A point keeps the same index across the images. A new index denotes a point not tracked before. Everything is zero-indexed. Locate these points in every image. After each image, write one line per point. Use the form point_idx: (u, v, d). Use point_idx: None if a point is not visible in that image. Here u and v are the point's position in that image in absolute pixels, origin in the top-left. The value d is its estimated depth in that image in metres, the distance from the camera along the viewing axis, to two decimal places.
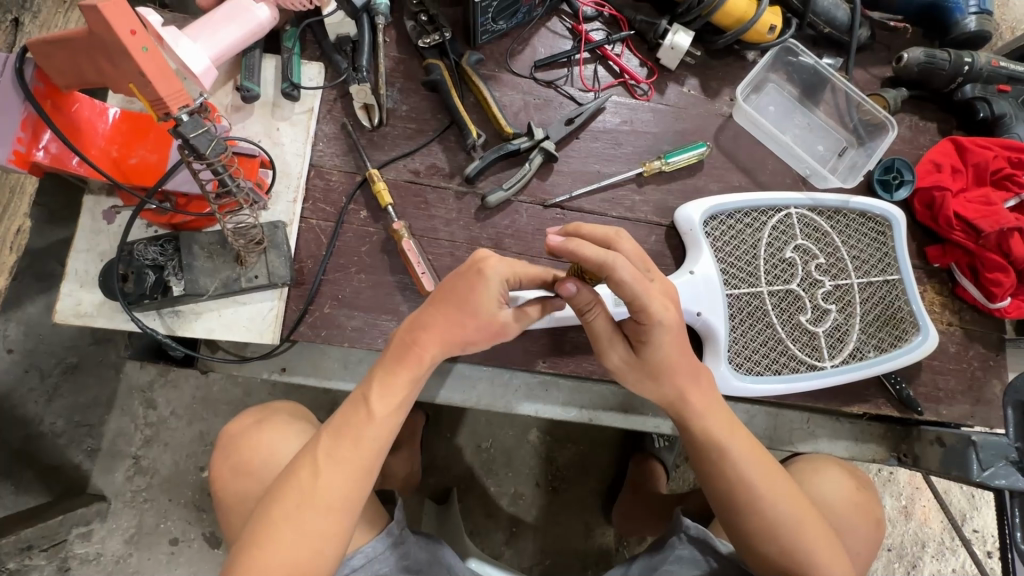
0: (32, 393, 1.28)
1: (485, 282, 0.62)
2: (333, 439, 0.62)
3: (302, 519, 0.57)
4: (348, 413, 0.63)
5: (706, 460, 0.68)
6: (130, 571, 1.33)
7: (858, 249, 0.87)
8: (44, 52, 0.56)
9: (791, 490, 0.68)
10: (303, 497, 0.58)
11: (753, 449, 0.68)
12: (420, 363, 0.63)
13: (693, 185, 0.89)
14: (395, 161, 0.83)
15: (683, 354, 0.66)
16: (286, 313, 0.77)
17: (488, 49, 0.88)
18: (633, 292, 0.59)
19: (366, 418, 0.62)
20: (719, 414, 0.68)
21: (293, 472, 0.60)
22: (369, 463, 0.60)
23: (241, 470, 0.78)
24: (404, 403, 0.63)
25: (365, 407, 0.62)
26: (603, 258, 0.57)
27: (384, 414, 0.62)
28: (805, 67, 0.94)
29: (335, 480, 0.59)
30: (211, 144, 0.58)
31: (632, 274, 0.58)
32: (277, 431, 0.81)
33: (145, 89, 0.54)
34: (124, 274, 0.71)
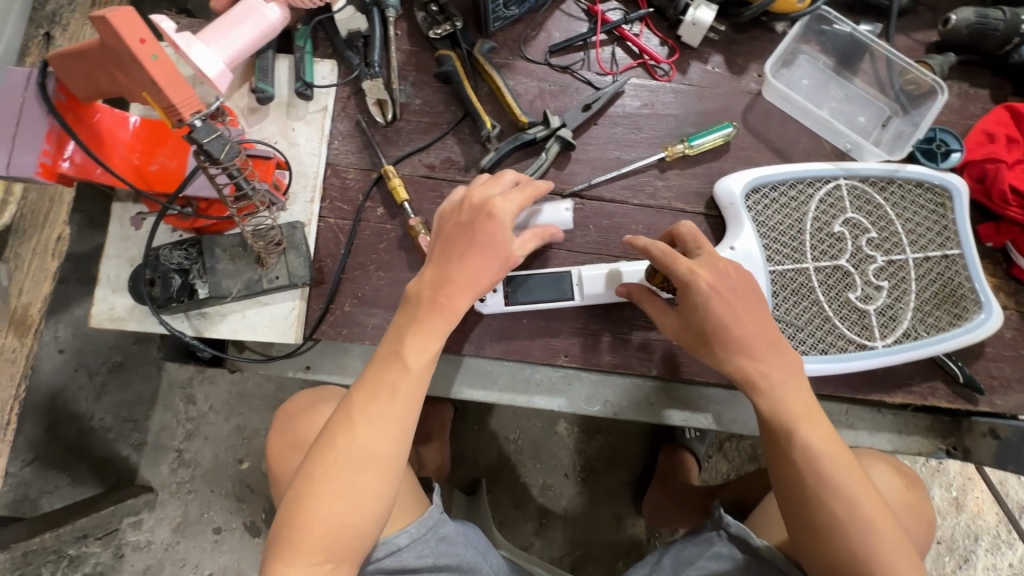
0: (83, 390, 1.37)
1: (500, 224, 0.63)
2: (357, 394, 0.59)
3: (345, 478, 0.57)
4: (374, 368, 0.61)
5: (774, 443, 0.64)
6: (179, 558, 1.40)
7: (914, 222, 0.81)
8: (62, 64, 0.57)
9: (867, 485, 0.61)
10: (337, 450, 0.57)
11: (825, 433, 0.63)
12: (431, 310, 0.61)
13: (719, 168, 0.85)
14: (410, 156, 0.83)
15: (755, 324, 0.65)
16: (308, 313, 0.78)
17: (501, 36, 0.86)
18: (676, 269, 0.66)
19: (390, 371, 0.60)
20: (798, 399, 0.64)
21: (328, 432, 0.58)
22: (394, 409, 0.59)
23: (295, 443, 0.78)
24: (420, 351, 0.60)
25: (388, 360, 0.60)
26: (653, 247, 0.67)
27: (406, 365, 0.60)
28: (840, 35, 0.87)
29: (366, 434, 0.58)
30: (225, 148, 0.58)
31: (683, 266, 0.65)
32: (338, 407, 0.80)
33: (157, 97, 0.55)
34: (151, 279, 0.73)
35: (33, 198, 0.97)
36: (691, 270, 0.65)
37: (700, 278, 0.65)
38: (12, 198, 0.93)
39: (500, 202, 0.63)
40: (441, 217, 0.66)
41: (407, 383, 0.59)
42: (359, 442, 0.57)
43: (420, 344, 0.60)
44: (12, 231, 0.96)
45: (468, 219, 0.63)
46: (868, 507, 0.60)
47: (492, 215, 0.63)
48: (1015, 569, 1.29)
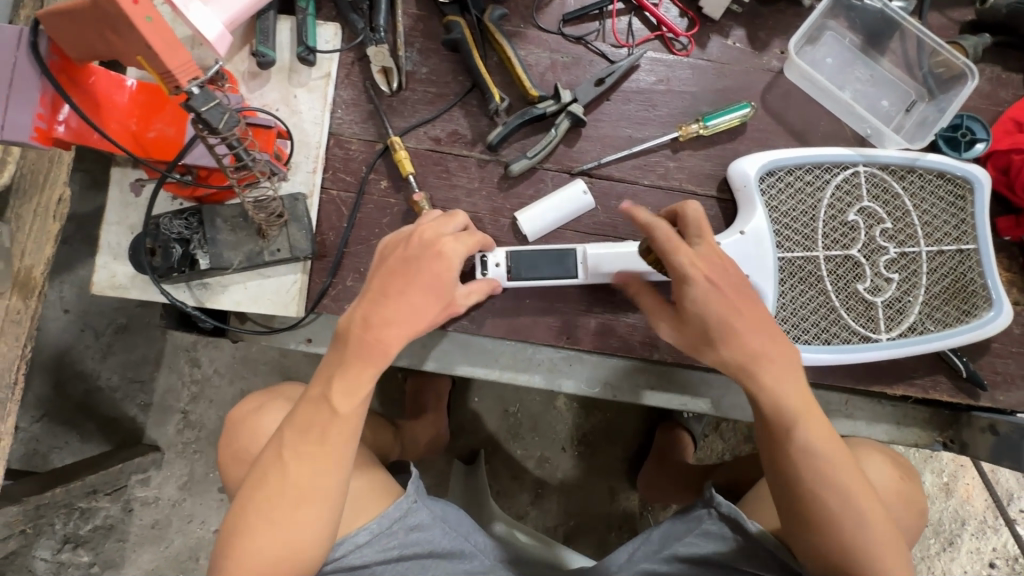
0: (89, 350, 1.39)
1: (446, 261, 0.61)
2: (284, 436, 0.63)
3: (276, 512, 0.61)
4: (303, 409, 0.63)
5: (771, 439, 0.63)
6: (185, 514, 1.45)
7: (930, 214, 0.79)
8: (55, 24, 0.54)
9: (856, 476, 0.62)
10: (269, 488, 0.61)
11: (819, 426, 0.62)
12: (362, 353, 0.60)
13: (733, 151, 0.82)
14: (415, 128, 0.80)
15: (755, 320, 0.62)
16: (310, 286, 0.77)
17: (513, 2, 0.82)
18: (670, 256, 0.62)
19: (319, 414, 0.62)
20: (793, 390, 0.62)
21: (261, 470, 0.62)
22: (322, 450, 0.61)
23: (239, 454, 0.84)
24: (347, 398, 0.61)
25: (316, 404, 0.62)
26: (649, 227, 0.63)
27: (333, 411, 0.61)
28: (870, 11, 0.82)
29: (293, 473, 0.61)
30: (224, 117, 0.56)
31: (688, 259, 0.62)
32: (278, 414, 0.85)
33: (153, 62, 0.52)
34: (151, 248, 0.71)
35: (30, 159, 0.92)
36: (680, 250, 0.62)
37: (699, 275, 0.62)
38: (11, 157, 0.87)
39: (450, 244, 0.62)
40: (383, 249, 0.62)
41: (336, 426, 0.62)
42: (286, 481, 0.61)
43: (347, 390, 0.61)
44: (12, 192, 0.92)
45: (416, 255, 0.61)
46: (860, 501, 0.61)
47: (440, 253, 0.62)
48: (998, 553, 1.32)
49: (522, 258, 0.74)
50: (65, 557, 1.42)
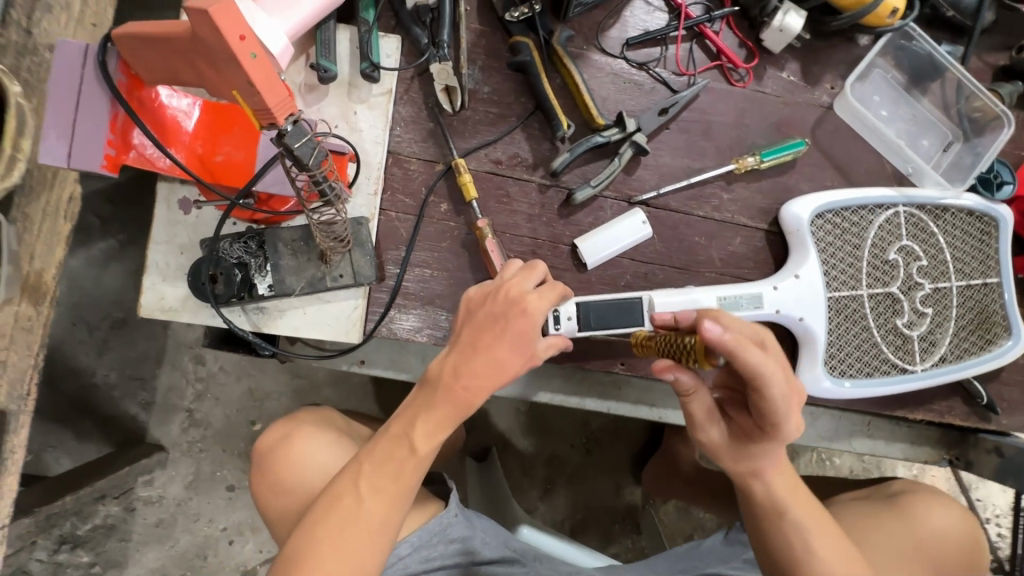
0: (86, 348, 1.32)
1: (532, 321, 0.64)
2: (362, 465, 0.64)
3: (338, 547, 0.61)
4: (384, 443, 0.65)
5: (759, 514, 0.69)
6: (191, 513, 1.43)
7: (960, 250, 0.85)
8: (134, 47, 0.50)
9: (837, 549, 0.66)
10: (338, 517, 0.62)
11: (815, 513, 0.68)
12: (447, 400, 0.63)
13: (783, 184, 0.85)
14: (476, 150, 0.78)
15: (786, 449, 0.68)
16: (370, 311, 0.75)
17: (577, 22, 0.80)
18: (773, 395, 0.59)
19: (397, 451, 0.64)
20: (782, 481, 0.68)
21: (333, 495, 0.63)
22: (394, 487, 0.63)
23: (276, 488, 0.80)
24: (428, 439, 0.64)
25: (397, 440, 0.64)
26: (764, 374, 0.57)
27: (413, 449, 0.64)
28: (918, 53, 0.85)
29: (366, 505, 0.63)
30: (315, 153, 0.52)
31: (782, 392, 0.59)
32: (310, 439, 0.81)
33: (251, 99, 0.50)
34: (211, 274, 0.69)
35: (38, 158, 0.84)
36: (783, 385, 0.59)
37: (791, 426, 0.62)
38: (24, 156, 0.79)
39: (535, 300, 0.65)
40: (470, 302, 0.65)
41: (411, 464, 0.64)
42: (358, 511, 0.62)
43: (429, 434, 0.63)
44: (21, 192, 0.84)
45: (502, 312, 0.64)
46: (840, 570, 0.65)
47: (525, 310, 0.64)
48: None
49: (590, 310, 0.74)
50: (64, 558, 1.38)
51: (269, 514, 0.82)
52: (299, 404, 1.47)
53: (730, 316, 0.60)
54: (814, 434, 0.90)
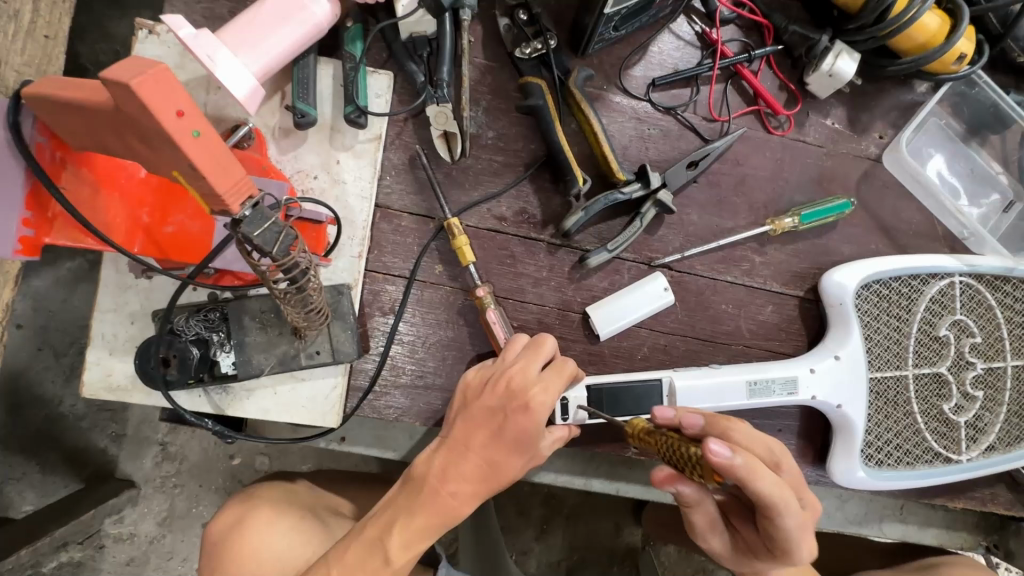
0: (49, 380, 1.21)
1: (533, 419, 0.50)
2: (325, 575, 0.48)
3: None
4: (352, 550, 0.49)
5: None
6: (165, 551, 1.34)
7: (1017, 327, 0.76)
8: (51, 112, 0.40)
9: None
10: None
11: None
12: (432, 507, 0.49)
13: (823, 247, 0.75)
14: (478, 204, 0.68)
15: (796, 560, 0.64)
16: (351, 390, 0.66)
17: (597, 59, 0.70)
18: (786, 525, 0.50)
19: (369, 562, 0.48)
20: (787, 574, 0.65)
21: None
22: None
23: None
24: (408, 551, 0.49)
25: (369, 549, 0.48)
26: (776, 504, 0.48)
27: (387, 562, 0.48)
28: (982, 101, 0.75)
29: None
30: (281, 240, 0.43)
31: (795, 521, 0.50)
32: (267, 529, 0.65)
33: (197, 182, 0.39)
34: (165, 356, 0.58)
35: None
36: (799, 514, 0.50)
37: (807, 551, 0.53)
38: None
39: (540, 395, 0.50)
40: (469, 388, 0.54)
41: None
42: None
43: (408, 544, 0.48)
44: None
45: (499, 404, 0.51)
46: None
47: (526, 406, 0.50)
48: None
49: (604, 394, 0.65)
50: None
51: None
52: (282, 437, 1.38)
53: (746, 431, 0.50)
54: (842, 518, 0.82)
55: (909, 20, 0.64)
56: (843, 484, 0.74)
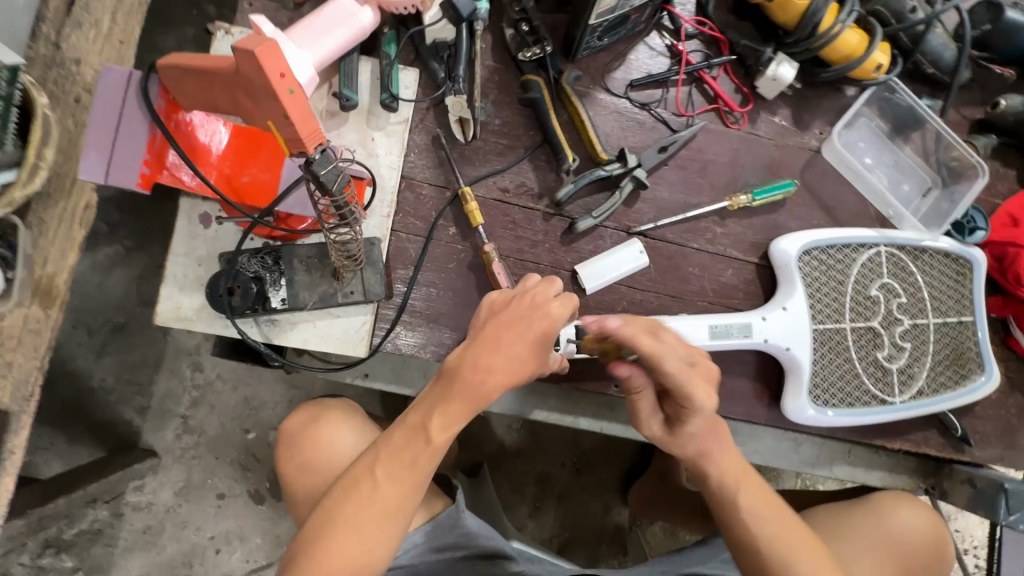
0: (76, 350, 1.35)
1: (549, 316, 0.63)
2: (379, 452, 0.66)
3: (362, 536, 0.64)
4: (401, 431, 0.66)
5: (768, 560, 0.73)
6: (180, 520, 1.43)
7: (938, 289, 0.91)
8: (177, 76, 0.55)
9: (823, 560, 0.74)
10: (351, 505, 0.64)
11: (764, 502, 0.75)
12: (463, 393, 0.63)
13: (773, 221, 0.90)
14: (485, 178, 0.83)
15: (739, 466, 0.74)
16: (377, 327, 0.78)
17: (585, 63, 0.85)
18: (698, 406, 0.64)
19: (413, 440, 0.65)
20: (734, 469, 0.75)
21: (349, 480, 0.66)
22: (413, 473, 0.65)
23: (304, 467, 0.84)
24: (445, 431, 0.64)
25: (414, 431, 0.65)
26: (654, 354, 0.60)
27: (429, 440, 0.64)
28: (901, 104, 0.91)
29: (383, 491, 0.65)
30: (339, 179, 0.56)
31: (677, 366, 0.61)
32: (335, 428, 0.85)
33: (284, 129, 0.54)
34: (229, 287, 0.71)
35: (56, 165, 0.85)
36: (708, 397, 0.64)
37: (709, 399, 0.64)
38: (43, 163, 0.80)
39: (558, 308, 0.63)
40: (493, 303, 0.66)
41: (427, 452, 0.65)
42: (374, 497, 0.65)
43: (445, 425, 0.63)
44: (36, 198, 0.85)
45: (523, 312, 0.63)
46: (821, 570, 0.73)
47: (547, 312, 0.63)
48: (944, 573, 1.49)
49: None
50: (48, 561, 1.38)
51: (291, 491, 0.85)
52: None
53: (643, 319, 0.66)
54: (799, 459, 0.94)
55: (834, 35, 0.80)
56: (794, 420, 0.86)
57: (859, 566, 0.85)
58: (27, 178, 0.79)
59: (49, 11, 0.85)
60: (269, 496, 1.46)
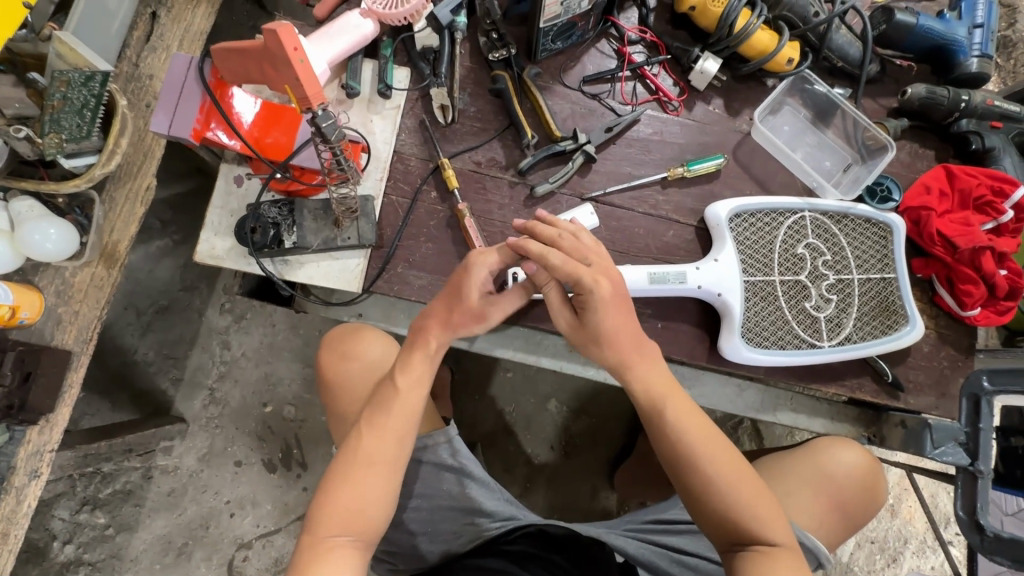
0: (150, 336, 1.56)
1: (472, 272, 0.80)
2: (366, 418, 0.81)
3: (363, 488, 0.78)
4: (379, 391, 0.82)
5: (693, 471, 0.80)
6: (201, 484, 1.57)
7: (861, 250, 1.02)
8: (223, 57, 0.77)
9: (749, 481, 0.80)
10: (348, 465, 0.78)
11: (694, 424, 0.82)
12: (423, 343, 0.84)
13: (710, 191, 1.05)
14: (462, 153, 1.01)
15: (660, 381, 0.84)
16: (369, 269, 0.96)
17: (546, 64, 1.05)
18: (592, 293, 0.78)
19: (388, 390, 0.82)
20: (661, 384, 0.84)
21: (346, 450, 0.79)
22: (392, 425, 0.80)
23: (335, 371, 0.93)
24: (410, 375, 0.82)
25: (388, 385, 0.82)
26: (540, 252, 0.77)
27: (399, 386, 0.82)
28: (818, 94, 1.07)
29: (371, 445, 0.79)
30: (335, 131, 0.75)
31: (562, 260, 0.77)
32: (372, 342, 0.94)
33: (297, 89, 0.74)
34: (253, 228, 0.90)
35: (129, 151, 1.07)
36: (595, 281, 0.77)
37: (602, 286, 0.78)
38: (119, 149, 1.00)
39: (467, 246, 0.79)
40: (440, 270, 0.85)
41: (400, 399, 0.81)
42: (369, 453, 0.79)
43: (411, 369, 0.82)
44: (109, 177, 1.05)
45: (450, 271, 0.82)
46: (749, 492, 0.79)
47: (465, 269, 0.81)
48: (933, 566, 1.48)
49: None
50: (83, 518, 1.52)
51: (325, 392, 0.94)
52: (307, 391, 1.64)
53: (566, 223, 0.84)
54: (744, 405, 1.06)
55: (747, 33, 0.98)
56: (730, 358, 0.97)
57: (794, 506, 0.94)
58: (106, 159, 0.99)
59: (133, 38, 1.07)
60: (281, 465, 1.60)
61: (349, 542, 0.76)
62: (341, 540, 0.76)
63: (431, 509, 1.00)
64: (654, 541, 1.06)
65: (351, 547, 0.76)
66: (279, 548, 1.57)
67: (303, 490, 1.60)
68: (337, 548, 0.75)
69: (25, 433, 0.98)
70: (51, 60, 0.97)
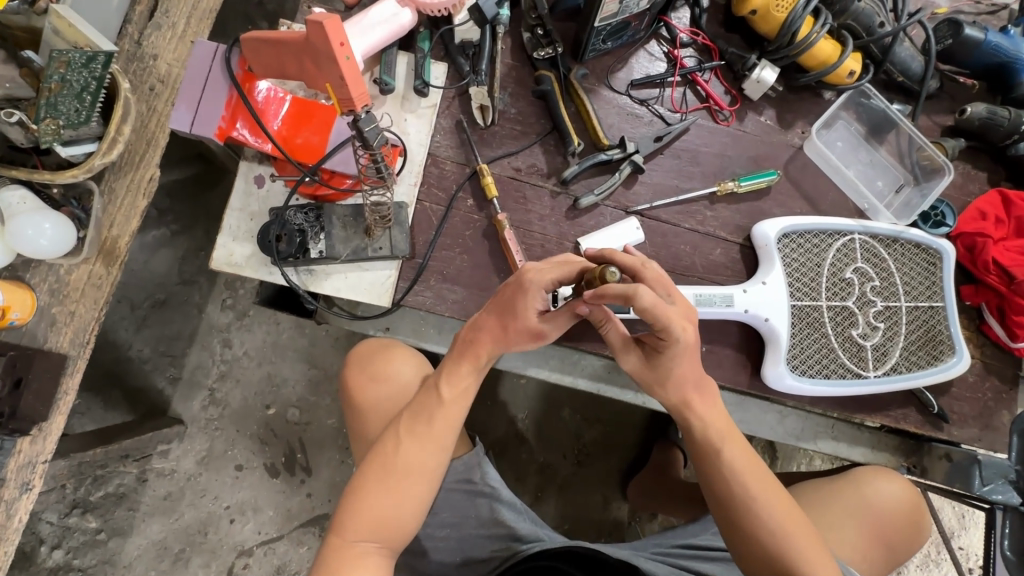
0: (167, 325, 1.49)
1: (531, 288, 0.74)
2: (402, 418, 0.78)
3: (393, 496, 0.74)
4: (418, 398, 0.79)
5: (741, 510, 0.77)
6: (199, 488, 1.50)
7: (909, 276, 0.98)
8: (254, 47, 0.74)
9: (798, 523, 0.76)
10: (377, 468, 0.75)
11: (748, 462, 0.79)
12: (466, 353, 0.79)
13: (759, 208, 0.99)
14: (500, 158, 0.94)
15: (719, 419, 0.80)
16: (399, 282, 0.88)
17: (592, 64, 0.98)
18: (676, 339, 0.71)
19: (429, 400, 0.78)
20: (718, 422, 0.80)
21: (378, 447, 0.76)
22: (433, 434, 0.76)
23: (364, 387, 0.87)
24: (452, 385, 0.78)
25: (429, 391, 0.78)
26: (629, 290, 0.66)
27: (440, 396, 0.77)
28: (875, 109, 1.03)
29: (404, 450, 0.75)
30: (378, 136, 0.69)
31: (652, 300, 0.67)
32: (403, 361, 0.88)
33: (340, 89, 0.68)
34: (277, 235, 0.83)
35: (131, 138, 0.94)
36: (683, 328, 0.71)
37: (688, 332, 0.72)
38: (122, 137, 0.87)
39: (532, 275, 0.74)
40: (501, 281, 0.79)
41: (444, 409, 0.77)
42: (398, 458, 0.75)
43: (454, 379, 0.78)
44: (109, 166, 0.92)
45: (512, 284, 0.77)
46: (798, 536, 0.75)
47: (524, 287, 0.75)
48: None
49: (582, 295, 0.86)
50: (73, 522, 1.45)
51: (352, 412, 0.88)
52: (312, 393, 1.56)
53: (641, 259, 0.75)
54: (784, 432, 1.04)
55: (810, 42, 0.92)
56: (773, 386, 0.93)
57: (834, 540, 0.91)
58: (107, 147, 0.86)
59: (135, 14, 0.95)
60: (284, 470, 1.54)
61: (376, 548, 0.72)
62: (369, 546, 0.72)
63: (459, 537, 0.96)
64: (682, 566, 1.02)
65: (378, 553, 0.72)
66: (281, 556, 1.51)
67: (307, 496, 1.53)
68: (363, 555, 0.71)
69: (16, 443, 0.87)
70: (48, 37, 0.85)
